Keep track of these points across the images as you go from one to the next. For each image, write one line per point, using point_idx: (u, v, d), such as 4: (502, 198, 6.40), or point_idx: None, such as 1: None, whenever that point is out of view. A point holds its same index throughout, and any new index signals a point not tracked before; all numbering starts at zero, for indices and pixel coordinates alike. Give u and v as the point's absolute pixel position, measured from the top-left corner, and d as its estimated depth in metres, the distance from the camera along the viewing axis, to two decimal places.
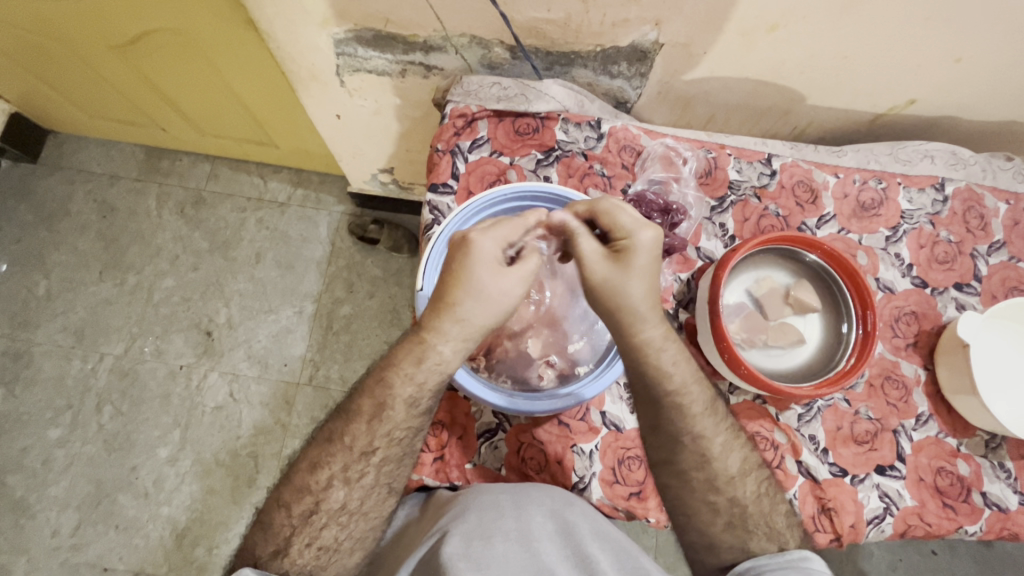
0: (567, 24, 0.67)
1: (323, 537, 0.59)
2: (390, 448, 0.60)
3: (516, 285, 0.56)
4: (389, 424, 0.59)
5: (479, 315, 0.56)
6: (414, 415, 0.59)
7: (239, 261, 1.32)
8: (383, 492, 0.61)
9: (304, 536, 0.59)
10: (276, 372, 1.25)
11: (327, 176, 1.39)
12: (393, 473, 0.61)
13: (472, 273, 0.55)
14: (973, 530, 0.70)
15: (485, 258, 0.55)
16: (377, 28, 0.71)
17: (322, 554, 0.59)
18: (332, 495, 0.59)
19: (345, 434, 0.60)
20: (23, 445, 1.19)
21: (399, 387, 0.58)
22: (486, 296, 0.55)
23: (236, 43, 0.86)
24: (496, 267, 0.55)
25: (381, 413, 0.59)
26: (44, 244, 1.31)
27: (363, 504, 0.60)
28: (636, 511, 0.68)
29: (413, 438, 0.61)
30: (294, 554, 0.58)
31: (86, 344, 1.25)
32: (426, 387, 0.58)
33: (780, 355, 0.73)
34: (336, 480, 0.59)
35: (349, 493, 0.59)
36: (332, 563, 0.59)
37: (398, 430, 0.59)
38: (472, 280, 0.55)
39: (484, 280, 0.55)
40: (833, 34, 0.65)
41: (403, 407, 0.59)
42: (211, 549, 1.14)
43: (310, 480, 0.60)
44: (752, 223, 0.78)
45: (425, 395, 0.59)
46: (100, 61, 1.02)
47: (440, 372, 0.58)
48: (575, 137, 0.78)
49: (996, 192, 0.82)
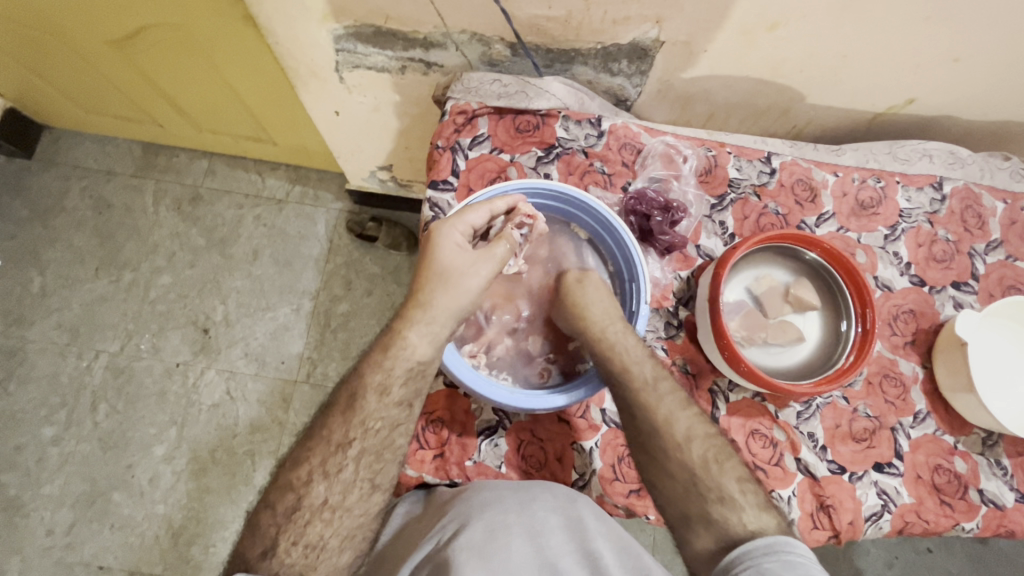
0: (568, 21, 0.66)
1: (309, 534, 0.55)
2: (367, 440, 0.58)
3: (475, 267, 0.63)
4: (361, 415, 0.58)
5: (443, 297, 0.62)
6: (387, 402, 0.59)
7: (236, 258, 1.32)
8: (366, 487, 0.58)
9: (290, 534, 0.55)
10: (274, 370, 1.25)
11: (325, 173, 1.38)
12: (375, 467, 0.58)
13: (436, 252, 0.62)
14: (969, 527, 0.71)
15: (450, 240, 0.62)
16: (377, 24, 0.71)
17: (309, 552, 0.55)
18: (313, 491, 0.57)
19: (323, 429, 0.59)
20: (17, 443, 1.18)
21: (371, 376, 0.59)
22: (446, 275, 0.62)
23: (236, 39, 0.86)
24: (459, 249, 0.63)
25: (355, 403, 0.58)
26: (39, 241, 1.30)
27: (344, 499, 0.57)
28: (636, 508, 0.68)
29: (390, 431, 0.59)
30: (281, 554, 0.55)
31: (82, 341, 1.25)
32: (395, 373, 0.59)
33: (780, 352, 0.74)
34: (315, 475, 0.57)
35: (330, 487, 0.57)
36: (320, 562, 0.55)
37: (373, 419, 0.58)
38: (436, 262, 0.62)
39: (446, 260, 0.62)
40: (833, 33, 0.66)
41: (375, 395, 0.59)
42: (207, 548, 1.14)
43: (293, 477, 0.57)
44: (752, 221, 0.78)
45: (395, 381, 0.59)
46: (97, 57, 1.01)
47: (406, 360, 0.60)
48: (575, 134, 0.78)
49: (994, 191, 0.82)
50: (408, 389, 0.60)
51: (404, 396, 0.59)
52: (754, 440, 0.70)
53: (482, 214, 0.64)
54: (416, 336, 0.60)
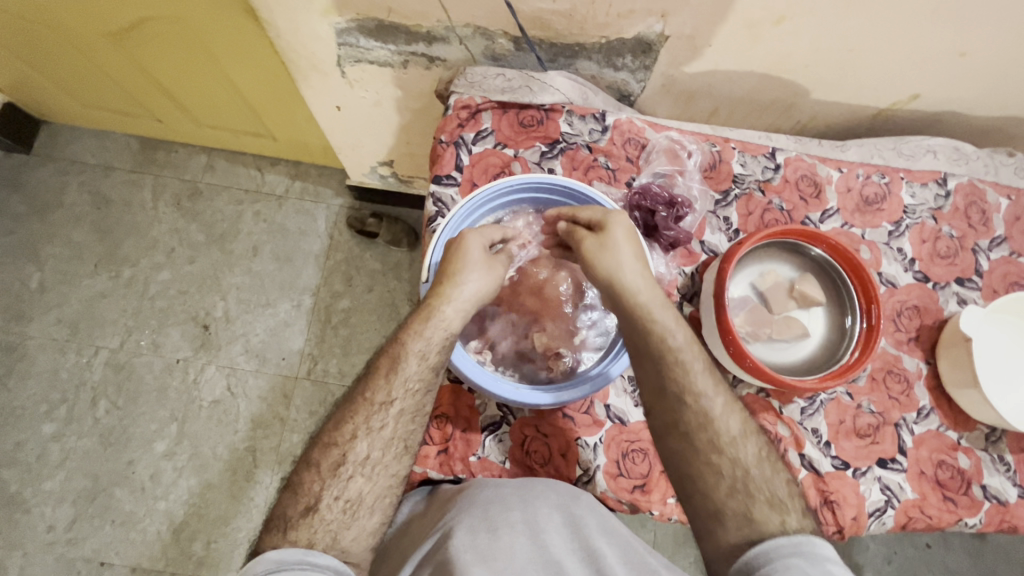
0: (572, 15, 0.66)
1: (350, 489, 0.56)
2: (406, 400, 0.59)
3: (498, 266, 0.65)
4: (402, 376, 0.58)
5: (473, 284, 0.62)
6: (426, 366, 0.59)
7: (236, 254, 1.31)
8: (400, 448, 0.58)
9: (332, 490, 0.56)
10: (274, 366, 1.25)
11: (325, 169, 1.38)
12: (410, 428, 0.59)
13: (465, 250, 0.63)
14: (973, 523, 0.71)
15: (476, 241, 0.64)
16: (380, 18, 0.70)
17: (348, 509, 0.55)
18: (357, 447, 0.57)
19: (366, 390, 0.59)
20: (17, 440, 1.17)
21: (410, 342, 0.59)
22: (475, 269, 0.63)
23: (236, 32, 0.85)
24: (484, 250, 0.64)
25: (397, 363, 0.59)
26: (38, 236, 1.29)
27: (384, 456, 0.58)
28: (640, 504, 0.68)
29: (425, 394, 0.59)
30: (323, 510, 0.55)
31: (82, 337, 1.24)
32: (434, 341, 0.59)
33: (785, 348, 0.74)
34: (359, 432, 0.57)
35: (372, 444, 0.57)
36: (354, 522, 0.55)
37: (413, 380, 0.59)
38: (466, 257, 0.63)
39: (475, 256, 0.63)
40: (840, 26, 0.65)
41: (415, 360, 0.59)
42: (209, 544, 1.14)
43: (336, 434, 0.58)
44: (756, 216, 0.78)
45: (434, 349, 0.59)
46: (95, 49, 1.00)
47: (443, 329, 0.60)
48: (580, 129, 0.77)
49: (998, 187, 0.82)
50: (445, 355, 0.60)
51: (440, 363, 0.60)
52: None
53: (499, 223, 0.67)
54: (451, 308, 0.60)
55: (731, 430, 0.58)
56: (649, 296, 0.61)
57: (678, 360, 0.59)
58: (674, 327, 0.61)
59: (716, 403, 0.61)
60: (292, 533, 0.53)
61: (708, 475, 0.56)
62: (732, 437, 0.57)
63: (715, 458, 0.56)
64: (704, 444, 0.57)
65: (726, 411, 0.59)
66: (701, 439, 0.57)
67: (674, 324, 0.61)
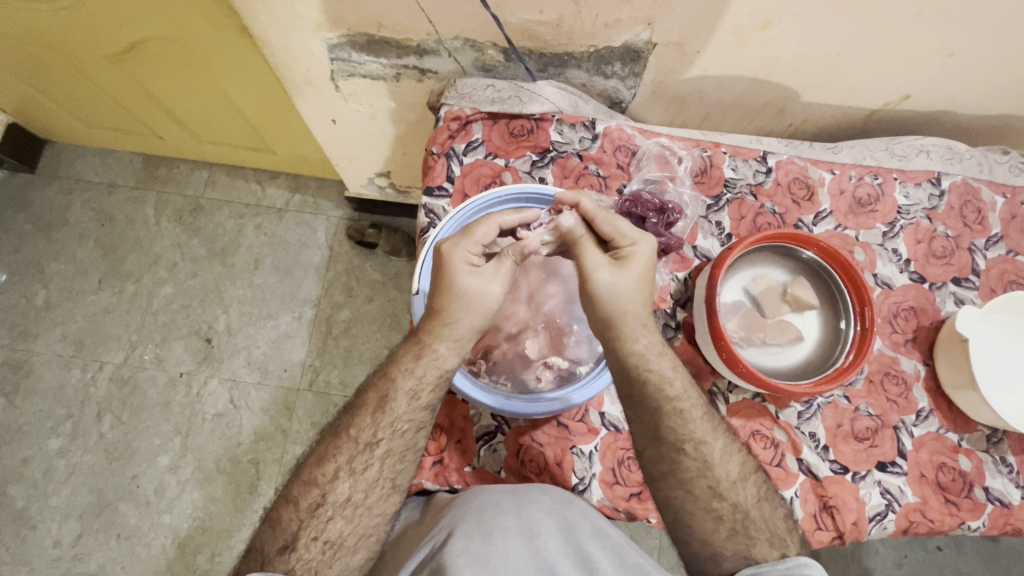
0: (559, 25, 0.67)
1: (329, 530, 0.58)
2: (394, 441, 0.60)
3: (491, 290, 0.59)
4: (392, 416, 0.60)
5: (461, 317, 0.59)
6: (417, 405, 0.60)
7: (238, 267, 1.32)
8: (387, 487, 0.60)
9: (311, 530, 0.58)
10: (276, 378, 1.25)
11: (324, 181, 1.39)
12: (398, 467, 0.60)
13: (454, 278, 0.58)
14: (976, 526, 0.70)
15: (462, 271, 0.58)
16: (370, 33, 0.71)
17: (328, 548, 0.57)
18: (338, 487, 0.59)
19: (353, 427, 0.61)
20: (23, 456, 1.19)
21: (402, 380, 0.60)
22: (465, 298, 0.59)
23: (230, 49, 0.86)
24: (473, 268, 0.59)
25: (376, 402, 0.60)
26: (43, 254, 1.31)
27: (367, 496, 0.59)
28: (637, 512, 0.68)
29: (415, 433, 0.61)
30: (301, 548, 0.57)
31: (86, 353, 1.25)
32: (427, 379, 0.60)
33: (779, 352, 0.73)
34: (342, 471, 0.59)
35: (355, 484, 0.59)
36: (336, 559, 0.57)
37: (401, 421, 0.60)
38: (453, 284, 0.58)
39: (464, 282, 0.58)
40: (826, 31, 0.65)
41: (393, 392, 0.60)
42: (213, 557, 1.14)
43: (317, 473, 0.60)
44: (748, 220, 0.78)
45: (426, 387, 0.60)
46: (96, 71, 1.02)
47: (437, 367, 0.60)
48: (569, 138, 0.78)
49: (993, 186, 0.82)
50: (438, 395, 0.61)
51: (432, 401, 0.60)
52: (756, 441, 0.70)
53: (491, 228, 0.60)
54: (431, 342, 0.60)
55: (736, 472, 0.62)
56: (641, 347, 0.61)
57: (664, 414, 0.61)
58: (666, 382, 0.62)
59: (693, 417, 0.62)
60: (270, 566, 0.56)
61: (706, 521, 0.60)
62: (730, 482, 0.61)
63: (715, 505, 0.61)
64: (683, 484, 0.61)
65: (720, 460, 0.62)
66: (708, 485, 0.61)
67: (669, 377, 0.62)
